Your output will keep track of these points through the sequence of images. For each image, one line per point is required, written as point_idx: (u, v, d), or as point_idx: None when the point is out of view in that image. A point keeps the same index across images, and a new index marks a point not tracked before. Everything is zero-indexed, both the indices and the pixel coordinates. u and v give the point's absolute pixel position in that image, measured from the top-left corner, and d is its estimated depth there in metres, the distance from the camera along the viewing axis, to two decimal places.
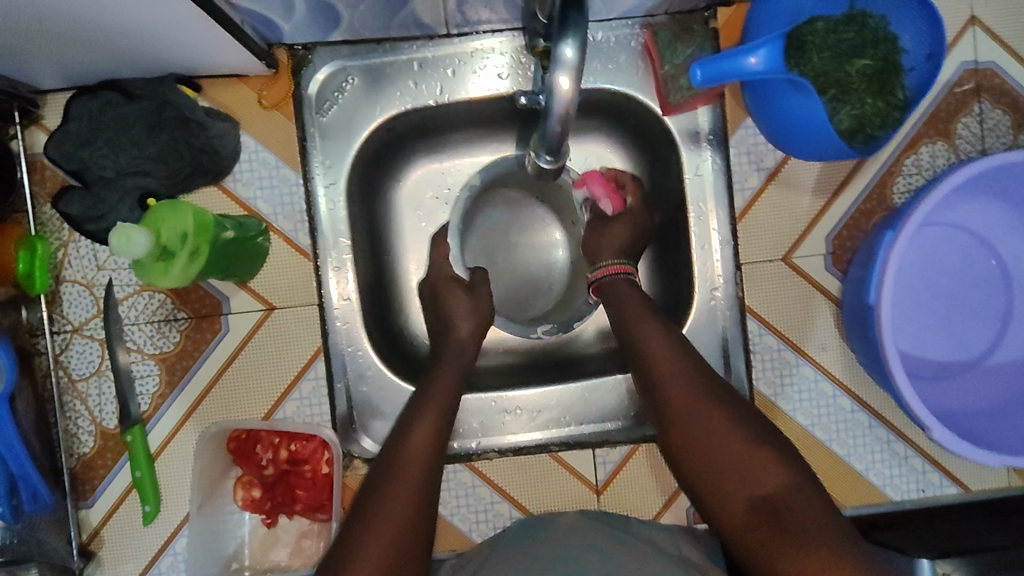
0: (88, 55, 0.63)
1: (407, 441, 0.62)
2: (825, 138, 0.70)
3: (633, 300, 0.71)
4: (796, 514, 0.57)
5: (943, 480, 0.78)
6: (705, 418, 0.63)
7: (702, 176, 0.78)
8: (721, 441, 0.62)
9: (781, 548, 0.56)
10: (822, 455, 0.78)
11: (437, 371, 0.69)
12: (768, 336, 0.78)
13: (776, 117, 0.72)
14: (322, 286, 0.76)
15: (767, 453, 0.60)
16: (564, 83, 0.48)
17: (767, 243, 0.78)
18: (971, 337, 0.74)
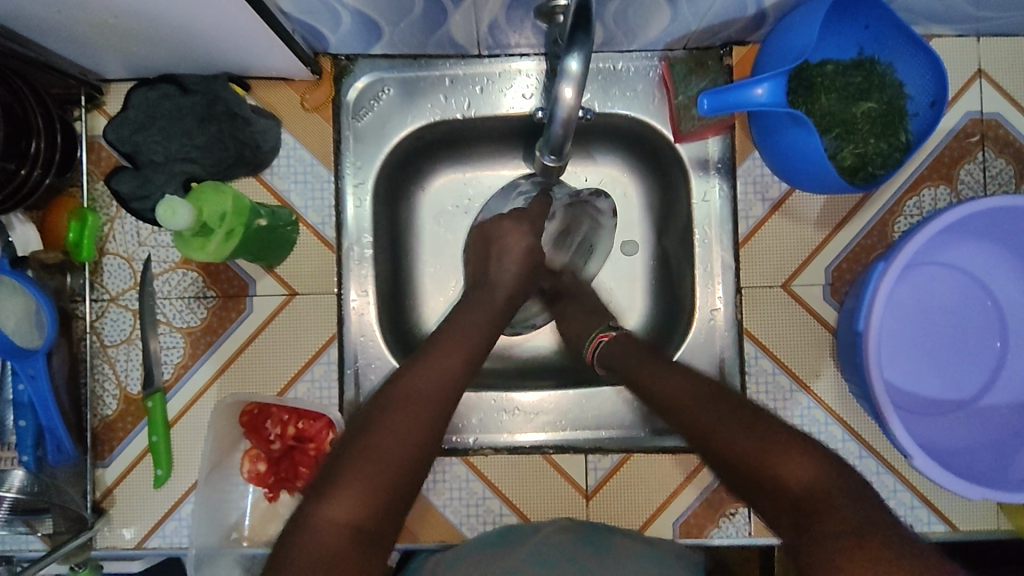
0: (149, 50, 0.70)
1: (422, 375, 0.62)
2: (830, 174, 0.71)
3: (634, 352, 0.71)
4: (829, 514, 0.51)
5: (932, 517, 0.78)
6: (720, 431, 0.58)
7: (709, 202, 0.82)
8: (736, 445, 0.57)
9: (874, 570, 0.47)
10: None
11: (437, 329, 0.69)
12: (764, 360, 0.80)
13: (779, 152, 0.75)
14: (342, 279, 0.81)
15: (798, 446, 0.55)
16: (568, 92, 0.54)
17: (768, 269, 0.80)
18: (964, 378, 0.76)
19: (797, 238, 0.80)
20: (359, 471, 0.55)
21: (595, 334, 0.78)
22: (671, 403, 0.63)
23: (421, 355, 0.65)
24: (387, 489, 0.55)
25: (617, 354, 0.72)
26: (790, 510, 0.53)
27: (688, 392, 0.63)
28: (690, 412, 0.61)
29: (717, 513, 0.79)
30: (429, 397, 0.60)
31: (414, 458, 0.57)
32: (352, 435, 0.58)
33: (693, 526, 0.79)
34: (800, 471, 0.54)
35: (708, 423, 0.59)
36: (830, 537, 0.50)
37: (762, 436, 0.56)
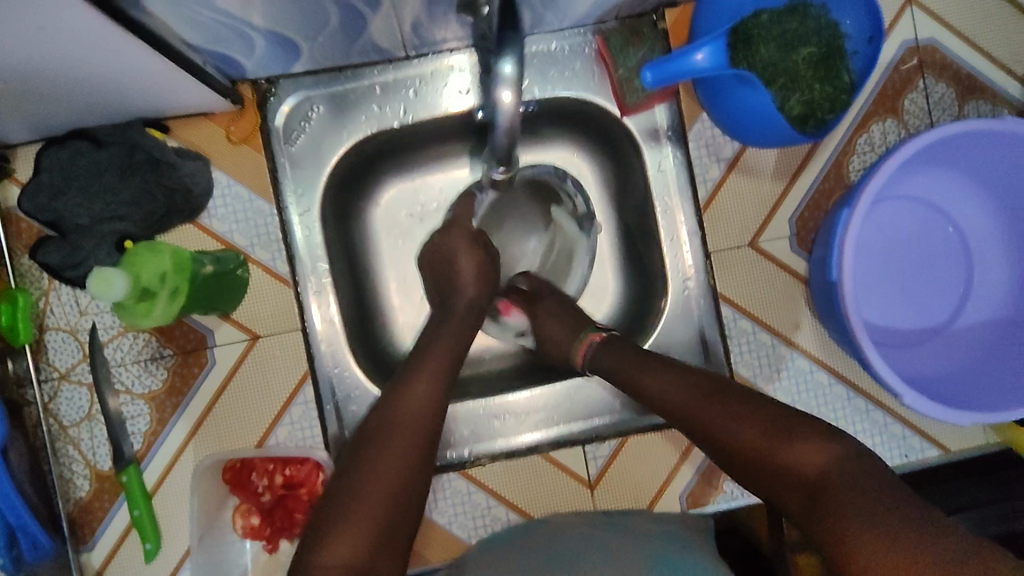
0: (51, 109, 0.65)
1: (404, 397, 0.61)
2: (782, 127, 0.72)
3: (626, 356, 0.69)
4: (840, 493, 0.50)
5: (925, 444, 0.79)
6: (724, 428, 0.58)
7: (665, 172, 0.80)
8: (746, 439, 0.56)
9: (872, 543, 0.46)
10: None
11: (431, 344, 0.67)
12: (743, 321, 0.79)
13: (730, 116, 0.74)
14: (305, 312, 0.77)
15: (798, 433, 0.54)
16: (507, 97, 0.52)
17: (733, 230, 0.80)
18: (937, 303, 0.77)
19: (756, 194, 0.80)
20: (357, 503, 0.54)
21: (584, 335, 0.74)
22: (671, 403, 0.63)
23: (397, 386, 0.62)
24: (387, 524, 0.54)
25: (608, 359, 0.71)
26: (804, 500, 0.52)
27: (692, 394, 0.61)
28: (696, 411, 0.60)
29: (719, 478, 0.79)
30: (417, 420, 0.59)
31: (408, 483, 0.56)
32: (347, 465, 0.57)
33: (699, 494, 0.79)
34: (808, 456, 0.52)
35: (713, 419, 0.59)
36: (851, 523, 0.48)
37: (762, 423, 0.56)
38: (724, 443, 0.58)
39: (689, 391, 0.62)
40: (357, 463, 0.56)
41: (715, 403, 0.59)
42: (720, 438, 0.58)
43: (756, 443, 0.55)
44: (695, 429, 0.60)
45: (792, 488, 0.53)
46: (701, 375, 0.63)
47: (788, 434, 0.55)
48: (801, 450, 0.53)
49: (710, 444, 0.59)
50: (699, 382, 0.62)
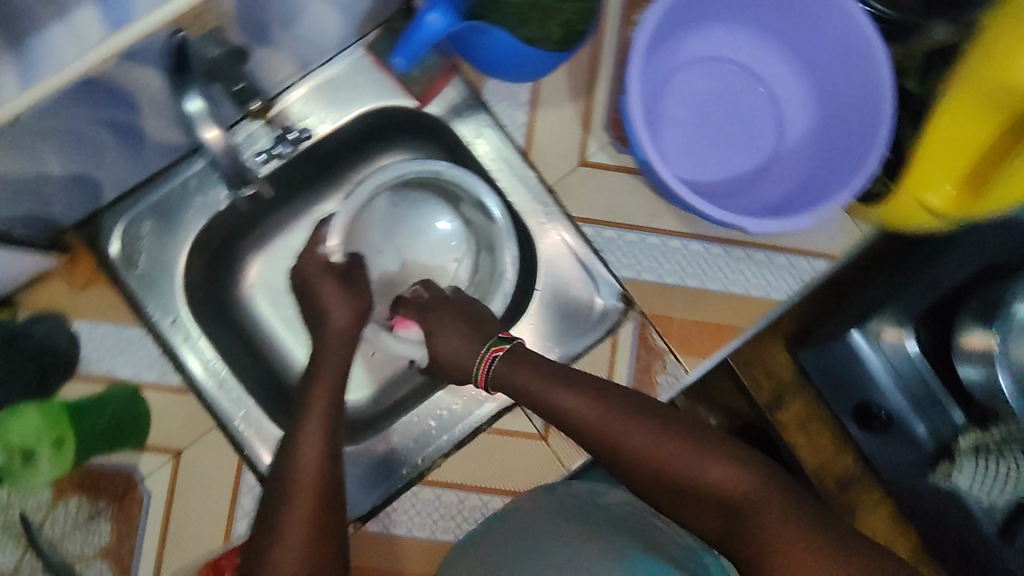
0: None
1: (302, 445, 0.70)
2: (535, 54, 0.75)
3: (531, 382, 0.75)
4: (759, 514, 0.68)
5: (811, 260, 0.84)
6: (645, 450, 0.71)
7: (481, 138, 0.87)
8: (670, 465, 0.71)
9: (766, 527, 0.66)
10: (710, 300, 0.83)
11: (314, 393, 0.75)
12: (607, 231, 0.84)
13: (487, 58, 0.78)
14: (214, 407, 0.79)
15: (716, 457, 0.71)
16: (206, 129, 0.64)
17: (560, 159, 0.85)
18: (759, 138, 0.82)
19: (566, 120, 0.84)
20: (279, 551, 0.64)
21: (486, 350, 0.78)
22: (592, 429, 0.73)
23: (298, 426, 0.72)
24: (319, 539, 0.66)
25: (516, 376, 0.76)
26: (717, 509, 0.70)
27: (600, 420, 0.73)
28: (613, 441, 0.72)
29: (651, 376, 0.82)
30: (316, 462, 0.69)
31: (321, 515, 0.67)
32: (262, 526, 0.66)
33: None
34: (726, 480, 0.69)
35: (635, 447, 0.72)
36: (771, 530, 0.66)
37: (683, 449, 0.71)
38: (648, 465, 0.71)
39: (603, 411, 0.73)
40: (272, 522, 0.66)
41: (635, 430, 0.72)
42: (645, 461, 0.71)
43: (676, 470, 0.70)
44: (611, 456, 0.73)
45: (709, 512, 0.70)
46: (610, 390, 0.75)
47: (697, 448, 0.71)
48: (714, 466, 0.70)
49: (632, 468, 0.72)
50: (613, 399, 0.74)
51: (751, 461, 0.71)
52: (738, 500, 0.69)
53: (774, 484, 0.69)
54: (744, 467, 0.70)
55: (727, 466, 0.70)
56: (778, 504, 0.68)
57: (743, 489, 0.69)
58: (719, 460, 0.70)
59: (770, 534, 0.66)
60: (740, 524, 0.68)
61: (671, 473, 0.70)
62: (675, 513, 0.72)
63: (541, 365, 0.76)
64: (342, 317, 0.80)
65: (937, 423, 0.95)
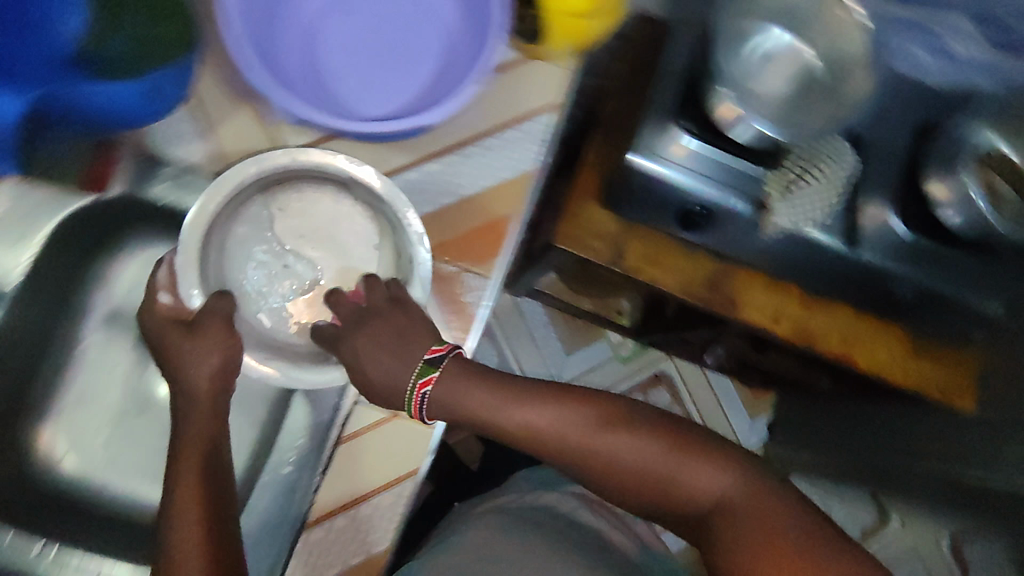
0: None
1: (180, 477, 0.85)
2: (130, 100, 0.91)
3: (475, 399, 0.89)
4: (729, 521, 0.78)
5: (538, 119, 1.03)
6: (628, 461, 0.83)
7: (172, 190, 1.02)
8: (644, 474, 0.83)
9: (741, 541, 0.76)
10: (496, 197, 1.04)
11: (181, 434, 0.90)
12: (363, 199, 1.04)
13: (88, 108, 0.91)
14: (90, 560, 0.99)
15: (703, 463, 0.82)
16: None
17: (258, 169, 1.01)
18: (416, 46, 0.96)
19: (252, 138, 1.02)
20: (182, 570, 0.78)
21: (415, 386, 0.90)
22: (558, 443, 0.86)
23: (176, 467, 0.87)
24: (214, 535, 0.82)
25: (459, 390, 0.89)
26: (694, 514, 0.82)
27: (567, 432, 0.85)
28: (596, 449, 0.84)
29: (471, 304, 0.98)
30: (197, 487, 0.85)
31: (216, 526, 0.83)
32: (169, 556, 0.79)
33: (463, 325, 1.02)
34: (706, 484, 0.81)
35: (622, 453, 0.83)
36: (741, 540, 0.76)
37: (659, 454, 0.83)
38: (630, 474, 0.83)
39: (577, 425, 0.85)
40: (171, 554, 0.80)
41: (621, 439, 0.84)
42: (618, 463, 0.83)
43: (662, 475, 0.82)
44: (603, 473, 0.84)
45: (674, 501, 0.82)
46: (584, 397, 0.88)
47: (672, 458, 0.82)
48: (702, 473, 0.81)
49: (601, 471, 0.85)
50: (588, 413, 0.86)
51: (738, 468, 0.81)
52: (721, 503, 0.79)
53: (743, 482, 0.80)
54: (730, 468, 0.81)
55: (718, 471, 0.81)
56: (767, 499, 0.78)
57: (724, 494, 0.80)
58: (711, 467, 0.81)
59: (728, 538, 0.77)
60: (695, 530, 0.82)
61: (649, 479, 0.82)
62: (635, 506, 0.85)
63: (472, 373, 0.90)
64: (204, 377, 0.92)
65: (748, 197, 1.03)
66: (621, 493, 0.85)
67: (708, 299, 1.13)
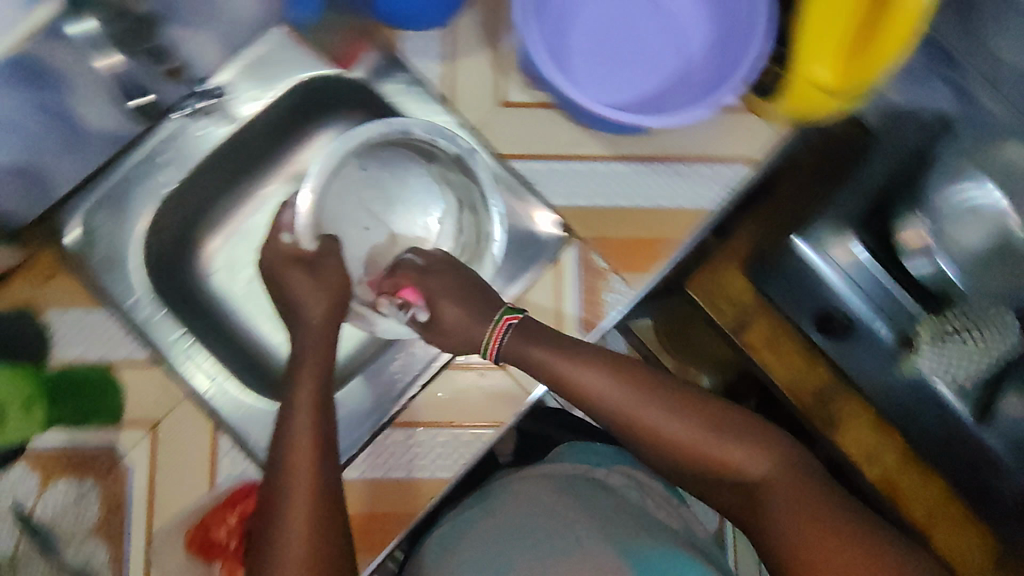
0: None
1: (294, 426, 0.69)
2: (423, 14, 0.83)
3: (533, 355, 0.72)
4: (779, 506, 0.63)
5: (733, 168, 0.87)
6: (663, 429, 0.67)
7: (400, 95, 0.88)
8: (686, 442, 0.67)
9: (801, 526, 0.61)
10: (651, 215, 0.86)
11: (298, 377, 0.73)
12: (534, 165, 0.87)
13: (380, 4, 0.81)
14: (183, 381, 0.81)
15: (743, 441, 0.67)
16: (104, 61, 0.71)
17: (484, 97, 0.88)
18: (670, 42, 0.85)
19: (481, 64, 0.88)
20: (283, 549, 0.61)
21: (490, 330, 0.73)
22: (617, 422, 0.69)
23: (287, 414, 0.70)
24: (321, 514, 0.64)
25: (522, 351, 0.73)
26: (736, 492, 0.67)
27: (621, 400, 0.69)
28: (636, 415, 0.68)
29: (597, 296, 0.85)
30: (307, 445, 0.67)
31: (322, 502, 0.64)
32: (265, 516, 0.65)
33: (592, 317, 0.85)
34: (754, 466, 0.66)
35: (652, 425, 0.68)
36: (790, 531, 0.62)
37: (698, 428, 0.67)
38: (658, 438, 0.68)
39: (615, 385, 0.69)
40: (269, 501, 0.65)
41: (643, 405, 0.68)
42: (656, 433, 0.68)
43: (713, 464, 0.67)
44: (640, 440, 0.69)
45: (727, 487, 0.67)
46: (625, 367, 0.71)
47: (722, 432, 0.67)
48: (747, 457, 0.66)
49: (643, 441, 0.69)
50: (625, 376, 0.70)
51: (791, 456, 0.66)
52: (770, 487, 0.65)
53: (825, 494, 0.64)
54: (769, 452, 0.66)
55: (749, 446, 0.66)
56: (813, 492, 0.64)
57: (767, 477, 0.65)
58: (757, 452, 0.66)
59: (784, 530, 0.62)
60: (745, 514, 0.66)
61: (693, 445, 0.67)
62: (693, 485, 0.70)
63: (547, 334, 0.73)
64: (314, 308, 0.77)
65: (895, 323, 0.98)
66: (676, 471, 0.69)
67: (808, 411, 1.07)
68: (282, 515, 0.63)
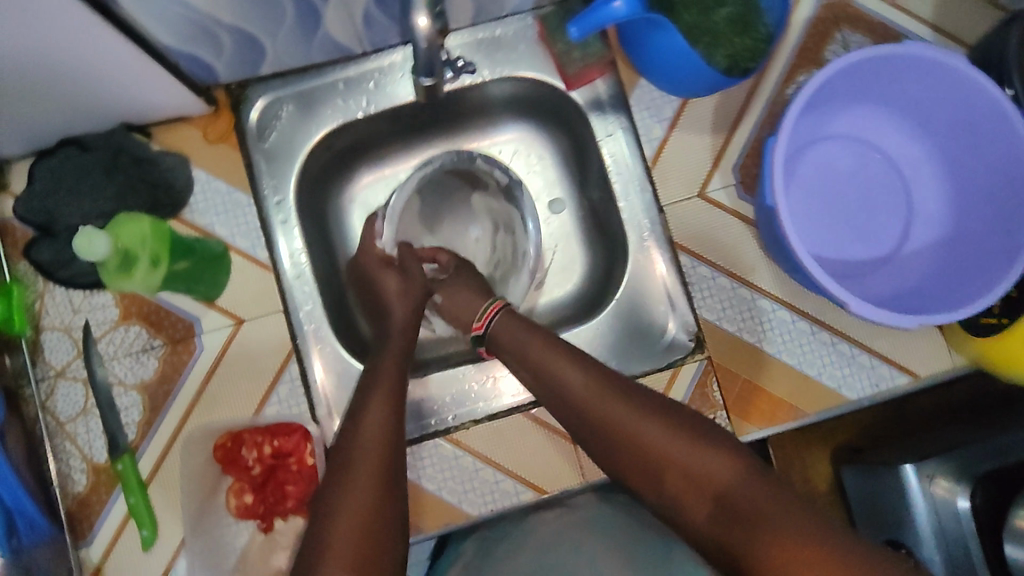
0: (50, 112, 0.71)
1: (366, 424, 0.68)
2: (695, 73, 0.76)
3: (525, 338, 0.75)
4: (746, 506, 0.60)
5: (893, 371, 0.81)
6: (641, 435, 0.66)
7: (613, 138, 0.85)
8: (656, 446, 0.66)
9: (763, 544, 0.58)
10: (798, 379, 0.81)
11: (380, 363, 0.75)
12: (702, 267, 0.82)
13: (648, 57, 0.78)
14: (286, 295, 0.81)
15: (720, 443, 0.65)
16: (421, 21, 0.57)
17: (682, 183, 0.83)
18: (881, 231, 0.81)
19: (700, 149, 0.83)
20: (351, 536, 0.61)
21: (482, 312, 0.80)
22: (573, 398, 0.70)
23: (360, 409, 0.69)
24: (383, 507, 0.62)
25: (512, 333, 0.76)
26: (704, 490, 0.63)
27: (591, 387, 0.70)
28: (605, 409, 0.68)
29: None
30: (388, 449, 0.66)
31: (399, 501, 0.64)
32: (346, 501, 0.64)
33: None
34: (716, 469, 0.63)
35: (626, 424, 0.67)
36: (762, 549, 0.57)
37: (673, 436, 0.66)
38: (635, 445, 0.66)
39: (611, 396, 0.69)
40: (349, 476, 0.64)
41: (635, 417, 0.67)
42: (630, 437, 0.67)
43: (666, 453, 0.65)
44: (610, 439, 0.68)
45: (695, 492, 0.63)
46: (626, 384, 0.71)
47: (688, 441, 0.65)
48: (716, 450, 0.64)
49: (621, 447, 0.67)
50: (613, 379, 0.70)
51: (754, 467, 0.63)
52: (733, 490, 0.62)
53: (764, 482, 0.62)
54: (735, 459, 0.63)
55: (720, 452, 0.64)
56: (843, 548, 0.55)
57: (728, 479, 0.62)
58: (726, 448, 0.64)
59: (744, 540, 0.59)
60: (720, 526, 0.61)
61: (669, 461, 0.65)
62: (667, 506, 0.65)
63: (535, 327, 0.76)
64: (398, 314, 0.80)
65: None
66: (659, 494, 0.66)
67: None
68: (353, 510, 0.62)
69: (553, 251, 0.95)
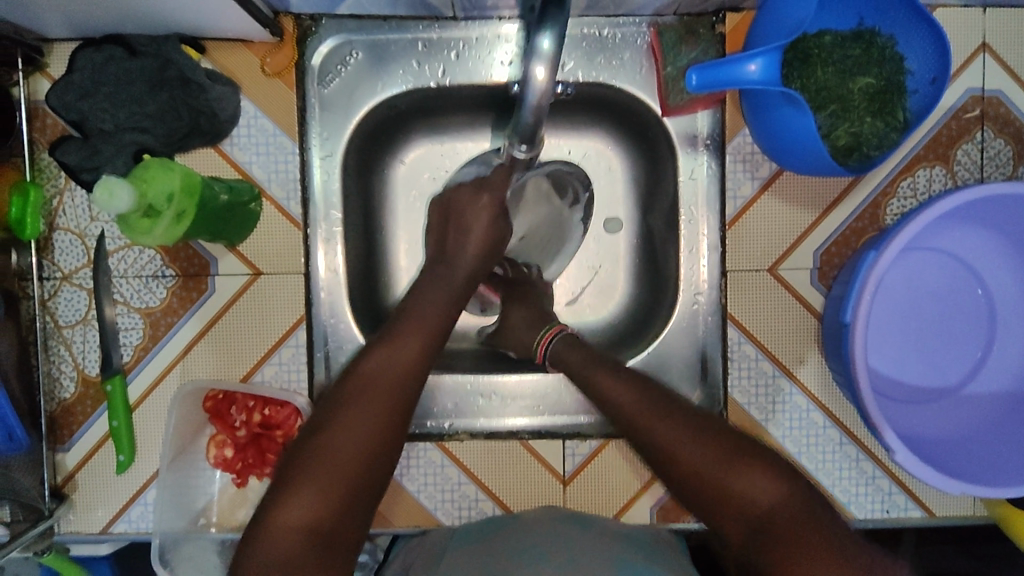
0: (104, 13, 0.64)
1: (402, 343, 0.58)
2: (814, 155, 0.67)
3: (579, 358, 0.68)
4: (789, 536, 0.50)
5: (909, 503, 0.77)
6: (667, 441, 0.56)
7: (696, 180, 0.77)
8: (690, 459, 0.55)
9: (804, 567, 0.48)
10: None
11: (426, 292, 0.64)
12: (747, 345, 0.77)
13: (766, 131, 0.71)
14: (310, 258, 0.76)
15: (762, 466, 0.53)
16: (540, 72, 0.55)
17: (755, 251, 0.77)
18: (950, 365, 0.75)
19: (785, 219, 0.76)
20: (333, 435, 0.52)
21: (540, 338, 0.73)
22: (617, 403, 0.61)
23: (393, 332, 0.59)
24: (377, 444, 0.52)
25: (568, 356, 0.69)
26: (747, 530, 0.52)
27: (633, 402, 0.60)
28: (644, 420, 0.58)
29: None
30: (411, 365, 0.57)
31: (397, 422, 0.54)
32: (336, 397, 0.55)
33: (670, 511, 0.79)
34: (758, 492, 0.52)
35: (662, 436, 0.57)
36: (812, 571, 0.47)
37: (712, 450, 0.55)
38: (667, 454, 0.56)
39: (634, 396, 0.61)
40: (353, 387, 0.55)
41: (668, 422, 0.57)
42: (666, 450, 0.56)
43: (704, 468, 0.54)
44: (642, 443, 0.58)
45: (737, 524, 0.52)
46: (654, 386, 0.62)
47: (727, 457, 0.54)
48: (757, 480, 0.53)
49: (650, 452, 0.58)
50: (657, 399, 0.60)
51: (798, 488, 0.53)
52: (777, 519, 0.51)
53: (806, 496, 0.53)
54: (774, 481, 0.53)
55: (771, 476, 0.53)
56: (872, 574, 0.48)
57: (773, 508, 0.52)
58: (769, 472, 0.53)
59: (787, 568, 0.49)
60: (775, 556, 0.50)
61: (693, 475, 0.55)
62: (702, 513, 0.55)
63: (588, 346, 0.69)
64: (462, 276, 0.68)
65: None
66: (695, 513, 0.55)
67: None
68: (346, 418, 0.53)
69: (597, 269, 0.85)
